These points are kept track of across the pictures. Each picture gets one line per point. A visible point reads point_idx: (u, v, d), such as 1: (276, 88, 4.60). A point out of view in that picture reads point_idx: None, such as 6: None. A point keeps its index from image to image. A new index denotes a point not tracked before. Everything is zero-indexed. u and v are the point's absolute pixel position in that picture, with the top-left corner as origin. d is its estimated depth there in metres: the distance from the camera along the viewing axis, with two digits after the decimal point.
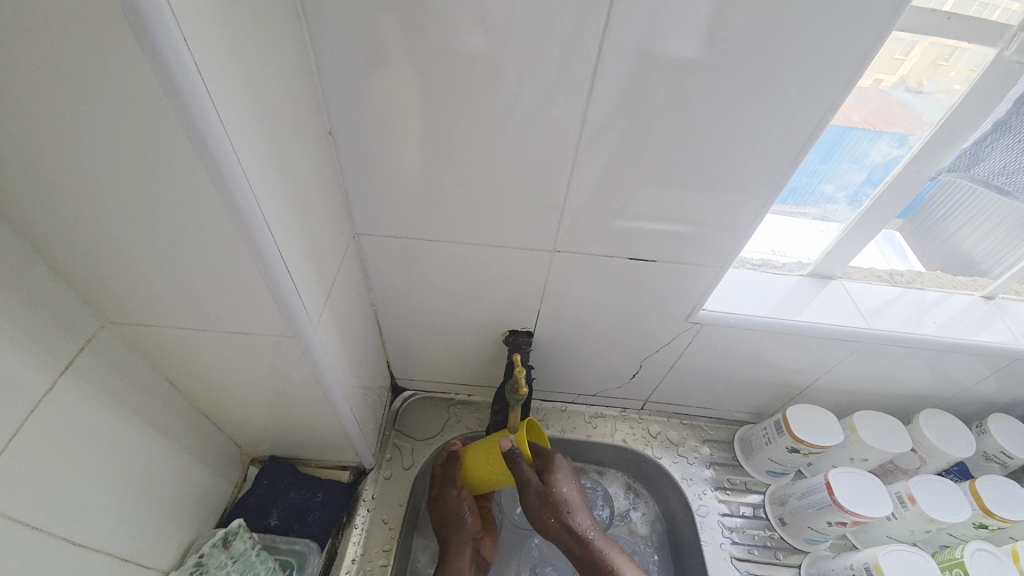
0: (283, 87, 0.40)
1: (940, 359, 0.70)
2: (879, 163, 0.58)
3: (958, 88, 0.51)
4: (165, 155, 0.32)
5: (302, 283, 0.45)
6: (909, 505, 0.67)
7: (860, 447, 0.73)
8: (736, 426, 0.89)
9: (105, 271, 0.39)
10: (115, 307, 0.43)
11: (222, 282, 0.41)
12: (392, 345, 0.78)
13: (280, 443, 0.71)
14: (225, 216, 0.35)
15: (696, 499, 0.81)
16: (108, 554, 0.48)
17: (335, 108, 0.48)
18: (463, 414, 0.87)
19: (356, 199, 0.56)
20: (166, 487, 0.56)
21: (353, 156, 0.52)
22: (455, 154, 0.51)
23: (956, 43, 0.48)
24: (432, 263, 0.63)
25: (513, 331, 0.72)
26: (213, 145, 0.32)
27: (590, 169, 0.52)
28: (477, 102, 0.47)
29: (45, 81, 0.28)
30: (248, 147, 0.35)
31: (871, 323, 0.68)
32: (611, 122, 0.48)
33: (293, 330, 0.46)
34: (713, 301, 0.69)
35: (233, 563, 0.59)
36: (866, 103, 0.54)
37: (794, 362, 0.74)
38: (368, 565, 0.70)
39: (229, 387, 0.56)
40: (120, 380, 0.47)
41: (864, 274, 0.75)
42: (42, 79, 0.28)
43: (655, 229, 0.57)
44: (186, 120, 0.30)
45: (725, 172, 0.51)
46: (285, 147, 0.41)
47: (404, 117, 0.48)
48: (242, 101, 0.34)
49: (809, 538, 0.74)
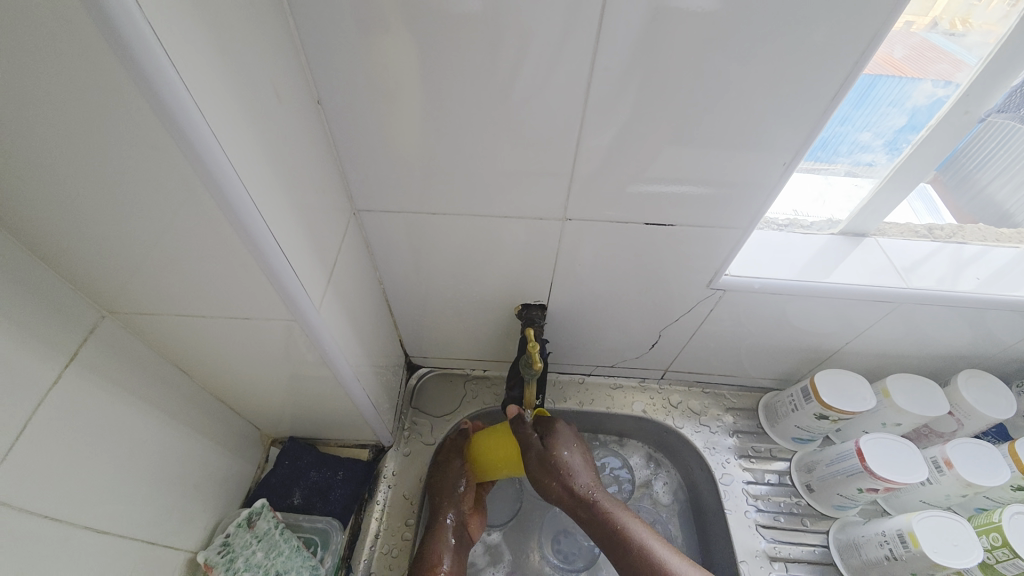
0: (261, 56, 0.37)
1: (982, 318, 0.66)
2: (922, 105, 0.53)
3: (997, 30, 0.46)
4: (134, 138, 0.29)
5: (300, 266, 0.44)
6: (945, 471, 0.65)
7: (893, 411, 0.70)
8: (760, 392, 0.87)
9: (95, 262, 0.38)
10: (112, 297, 0.42)
11: (217, 268, 0.39)
12: (404, 323, 0.77)
13: (298, 424, 0.71)
14: (209, 199, 0.33)
15: (719, 468, 0.79)
16: (133, 540, 0.49)
17: (322, 76, 0.45)
18: (479, 389, 0.86)
19: (353, 174, 0.54)
20: (187, 473, 0.57)
21: (346, 127, 0.49)
22: (454, 122, 0.48)
23: None
24: (438, 237, 0.61)
25: (525, 305, 0.71)
26: (184, 123, 0.29)
27: (599, 131, 0.48)
28: (474, 63, 0.43)
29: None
30: (225, 123, 0.33)
31: (907, 281, 0.64)
32: (621, 78, 0.44)
33: (294, 314, 0.45)
34: (735, 266, 0.65)
35: (258, 542, 0.60)
36: (900, 45, 0.49)
37: (822, 326, 0.70)
38: (392, 539, 0.71)
39: (240, 371, 0.55)
40: (128, 369, 0.47)
41: (900, 230, 0.70)
42: None
43: (673, 191, 0.54)
44: (149, 96, 0.27)
45: (747, 127, 0.47)
46: (268, 123, 0.38)
47: (397, 84, 0.45)
48: (213, 73, 0.31)
49: (837, 505, 0.72)
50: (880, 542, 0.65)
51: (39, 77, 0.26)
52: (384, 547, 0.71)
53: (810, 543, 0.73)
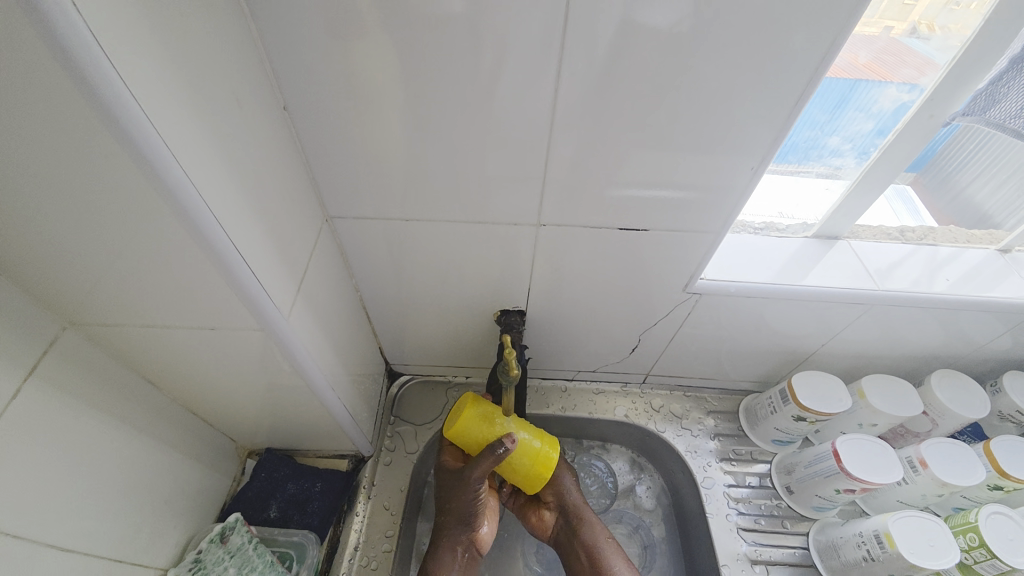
0: (222, 63, 0.37)
1: (953, 318, 0.67)
2: (888, 110, 0.54)
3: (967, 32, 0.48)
4: (83, 147, 0.29)
5: (268, 274, 0.43)
6: (920, 470, 0.65)
7: (868, 412, 0.70)
8: (741, 395, 0.87)
9: (50, 272, 0.37)
10: (71, 309, 0.41)
11: (181, 277, 0.39)
12: (383, 331, 0.76)
13: (275, 435, 0.70)
14: (166, 206, 0.33)
15: (701, 472, 0.79)
16: (98, 556, 0.48)
17: (289, 82, 0.45)
18: (461, 396, 0.86)
19: (325, 181, 0.53)
20: (156, 487, 0.55)
21: (316, 134, 0.49)
22: (425, 128, 0.48)
23: None
24: (414, 244, 0.61)
25: (505, 311, 0.70)
26: (134, 129, 0.28)
27: (569, 137, 0.48)
28: (442, 69, 0.43)
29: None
30: (180, 131, 0.32)
31: (880, 284, 0.65)
32: (590, 85, 0.44)
33: (263, 322, 0.44)
34: (712, 270, 0.65)
35: (230, 558, 0.59)
36: (872, 48, 0.50)
37: (798, 329, 0.71)
38: (371, 551, 0.70)
39: (211, 382, 0.54)
40: (91, 382, 0.46)
41: (872, 233, 0.71)
42: None
43: (646, 197, 0.54)
44: (96, 101, 0.27)
45: (715, 133, 0.48)
46: (229, 130, 0.38)
47: (366, 90, 0.45)
48: (165, 74, 0.31)
49: (817, 506, 0.73)
50: (858, 543, 0.65)
51: None
52: (363, 560, 0.69)
53: (792, 546, 0.73)
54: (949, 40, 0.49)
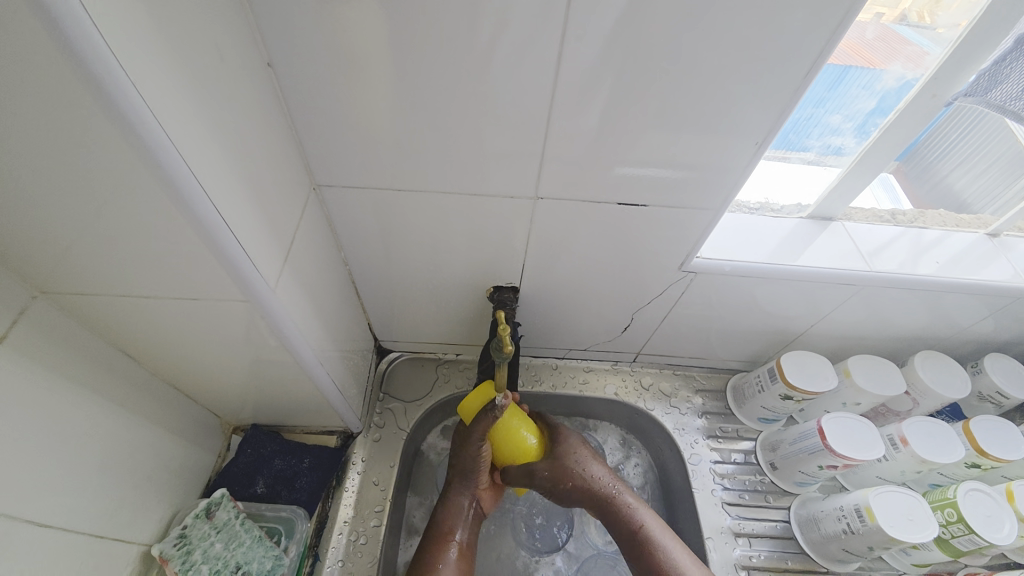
0: (201, 11, 0.34)
1: (940, 300, 0.68)
2: (891, 88, 0.53)
3: (961, 24, 0.47)
4: (46, 96, 0.26)
5: (253, 244, 0.41)
6: (901, 448, 0.67)
7: (853, 391, 0.72)
8: (729, 374, 0.88)
9: (13, 235, 0.34)
10: (40, 275, 0.38)
11: (160, 245, 0.36)
12: (372, 306, 0.75)
13: (261, 411, 0.69)
14: (142, 168, 0.30)
15: (688, 449, 0.81)
16: (78, 534, 0.46)
17: (275, 39, 0.42)
18: (451, 373, 0.85)
19: (313, 147, 0.51)
20: (138, 464, 0.54)
21: (304, 96, 0.46)
22: (420, 94, 0.46)
23: None
24: (405, 217, 0.59)
25: (497, 288, 0.69)
26: (105, 79, 0.26)
27: (571, 108, 0.46)
28: (440, 29, 0.41)
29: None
30: (156, 82, 0.29)
31: (871, 264, 0.65)
32: (595, 53, 0.42)
33: (248, 294, 0.42)
34: (707, 249, 0.65)
35: (216, 533, 0.58)
36: (865, 36, 0.49)
37: (789, 309, 0.71)
38: (360, 526, 0.70)
39: (193, 355, 0.52)
40: (66, 354, 0.44)
41: (865, 215, 0.71)
42: None
43: (647, 173, 0.53)
44: (62, 47, 0.24)
45: (722, 107, 0.46)
46: (210, 87, 0.35)
47: (358, 49, 0.42)
48: (139, 21, 0.28)
49: (799, 481, 0.75)
50: (838, 517, 0.67)
51: None
52: (352, 534, 0.69)
53: (773, 519, 0.75)
54: (950, 20, 0.48)
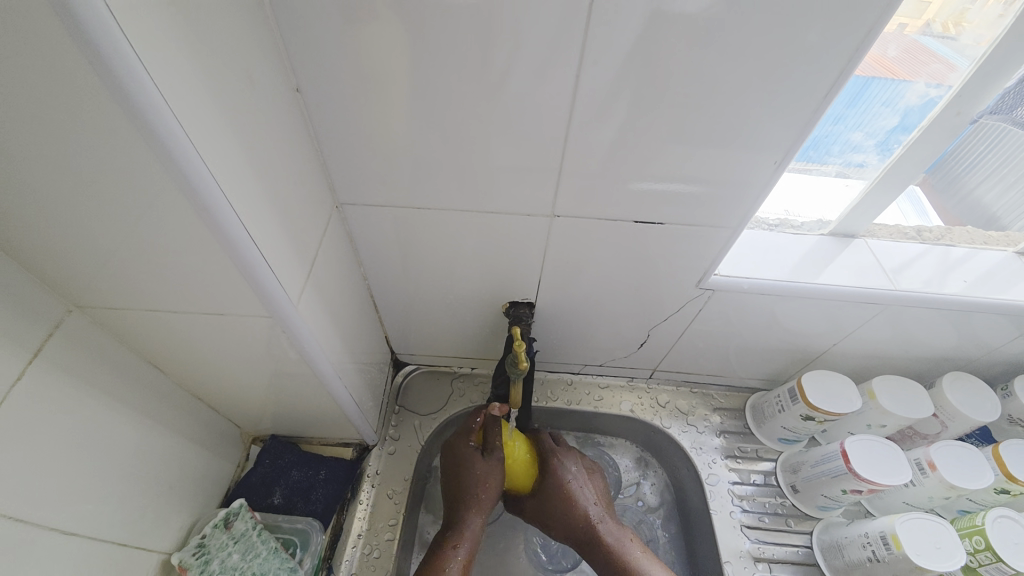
0: (234, 40, 0.35)
1: (969, 321, 0.66)
2: (915, 105, 0.52)
3: (988, 33, 0.47)
4: (92, 122, 0.28)
5: (278, 261, 0.42)
6: (929, 473, 0.65)
7: (878, 413, 0.70)
8: (748, 393, 0.87)
9: (54, 252, 0.36)
10: (76, 290, 0.40)
11: (189, 262, 0.38)
12: (389, 319, 0.76)
13: (280, 422, 0.70)
14: (178, 190, 0.32)
15: (705, 468, 0.79)
16: (103, 541, 0.47)
17: (302, 65, 0.43)
18: (466, 387, 0.85)
19: (337, 167, 0.52)
20: (161, 473, 0.55)
21: (329, 118, 0.48)
22: (440, 115, 0.47)
23: None
24: (423, 233, 0.60)
25: (513, 303, 0.70)
26: (146, 108, 0.27)
27: (589, 127, 0.47)
28: (460, 55, 0.42)
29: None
30: (193, 109, 0.31)
31: (895, 283, 0.64)
32: (611, 74, 0.43)
33: (272, 310, 0.43)
34: (725, 266, 0.64)
35: (234, 543, 0.59)
36: (888, 49, 0.49)
37: (809, 328, 0.70)
38: (374, 540, 0.70)
39: (217, 368, 0.54)
40: (97, 365, 0.45)
41: (888, 231, 0.70)
42: None
43: (664, 191, 0.53)
44: (111, 82, 0.26)
45: (738, 126, 0.46)
46: (241, 110, 0.36)
47: (381, 73, 0.44)
48: (181, 55, 0.30)
49: (822, 506, 0.72)
50: (864, 544, 0.65)
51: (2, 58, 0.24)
52: (366, 548, 0.69)
53: (794, 544, 0.73)
54: (976, 31, 0.47)
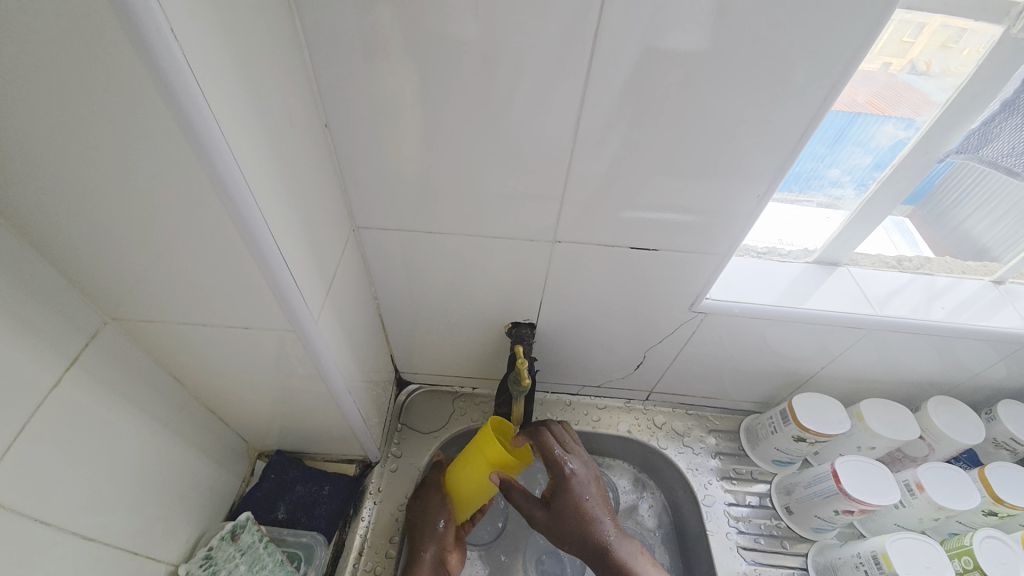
0: (276, 80, 0.40)
1: (950, 345, 0.69)
2: (885, 145, 0.57)
3: (965, 69, 0.50)
4: (158, 152, 0.31)
5: (303, 280, 0.45)
6: (917, 494, 0.67)
7: (867, 435, 0.72)
8: (742, 415, 0.89)
9: (101, 265, 0.39)
10: (115, 302, 0.43)
11: (221, 278, 0.41)
12: (395, 339, 0.78)
13: (286, 437, 0.71)
14: (222, 212, 0.35)
15: (701, 489, 0.81)
16: (116, 548, 0.49)
17: (330, 101, 0.48)
18: (467, 407, 0.87)
19: (355, 193, 0.56)
20: (173, 483, 0.57)
21: (350, 149, 0.52)
22: (453, 147, 0.51)
23: (964, 25, 0.47)
24: (432, 255, 0.63)
25: (515, 323, 0.72)
26: (207, 141, 0.31)
27: (589, 159, 0.51)
28: (473, 94, 0.47)
29: (22, 68, 0.27)
30: (244, 141, 0.35)
31: (879, 310, 0.67)
32: (609, 113, 0.47)
33: (292, 324, 0.46)
34: (716, 290, 0.68)
35: (241, 555, 0.60)
36: (871, 85, 0.53)
37: (799, 351, 0.73)
38: (375, 556, 0.71)
39: (232, 381, 0.56)
40: (124, 375, 0.48)
41: (871, 260, 0.74)
42: (40, 81, 0.28)
43: (658, 218, 0.57)
44: (178, 118, 0.30)
45: (726, 160, 0.51)
46: (280, 141, 0.40)
47: (401, 110, 0.48)
48: (237, 95, 0.34)
49: (816, 527, 0.74)
50: (856, 564, 0.66)
51: (88, 96, 0.29)
52: (367, 565, 0.70)
53: (790, 567, 0.74)
54: (950, 72, 0.51)
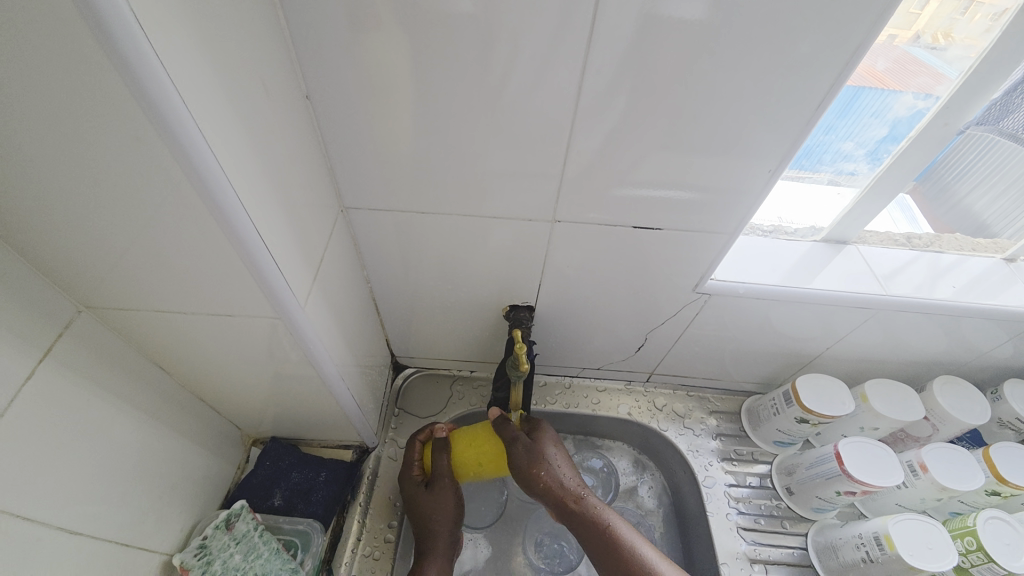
0: (248, 48, 0.36)
1: (958, 325, 0.68)
2: (903, 116, 0.54)
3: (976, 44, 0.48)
4: (115, 128, 0.28)
5: (288, 264, 0.43)
6: (920, 474, 0.66)
7: (870, 416, 0.71)
8: (743, 396, 0.88)
9: (66, 252, 0.37)
10: (86, 290, 0.41)
11: (199, 263, 0.38)
12: (390, 323, 0.76)
13: (280, 424, 0.70)
14: (193, 194, 0.32)
15: (702, 471, 0.80)
16: (105, 541, 0.48)
17: (311, 72, 0.44)
18: (465, 390, 0.86)
19: (342, 172, 0.53)
20: (164, 474, 0.55)
21: (335, 125, 0.49)
22: (444, 121, 0.48)
23: None
24: (425, 236, 0.61)
25: (513, 306, 0.71)
26: (168, 115, 0.28)
27: (590, 134, 0.48)
28: (464, 64, 0.43)
29: None
30: (212, 116, 0.32)
31: (886, 288, 0.65)
32: (611, 85, 0.44)
33: (279, 311, 0.44)
34: (720, 271, 0.66)
35: (236, 544, 0.59)
36: (879, 59, 0.50)
37: (804, 331, 0.71)
38: (374, 541, 0.71)
39: (220, 369, 0.54)
40: (104, 365, 0.46)
41: (879, 238, 0.72)
42: None
43: (663, 197, 0.54)
44: (133, 89, 0.27)
45: (734, 135, 0.48)
46: (254, 115, 0.37)
47: (388, 81, 0.45)
48: (201, 64, 0.31)
49: (816, 508, 0.74)
50: (858, 545, 0.66)
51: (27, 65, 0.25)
52: (365, 550, 0.70)
53: (789, 546, 0.74)
54: (961, 44, 0.49)
